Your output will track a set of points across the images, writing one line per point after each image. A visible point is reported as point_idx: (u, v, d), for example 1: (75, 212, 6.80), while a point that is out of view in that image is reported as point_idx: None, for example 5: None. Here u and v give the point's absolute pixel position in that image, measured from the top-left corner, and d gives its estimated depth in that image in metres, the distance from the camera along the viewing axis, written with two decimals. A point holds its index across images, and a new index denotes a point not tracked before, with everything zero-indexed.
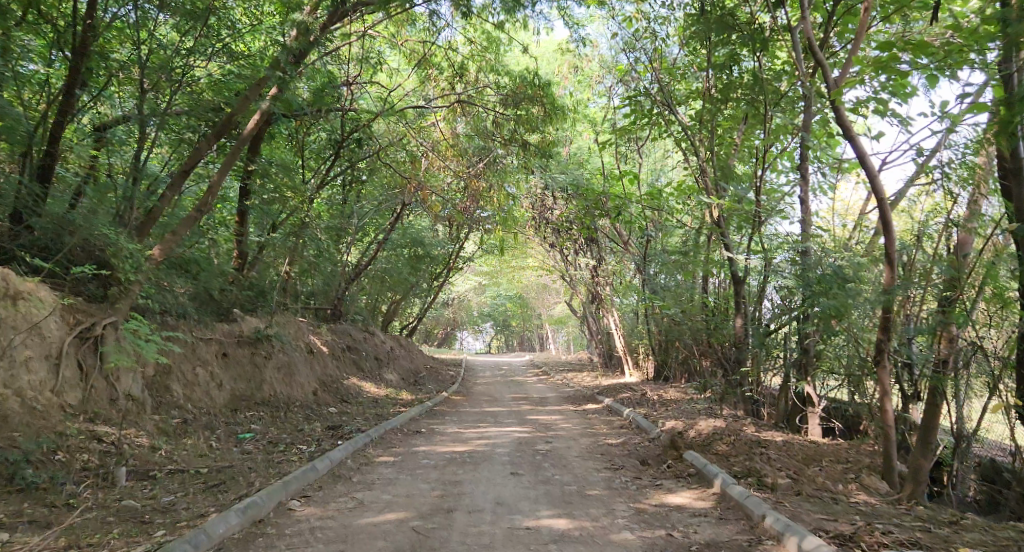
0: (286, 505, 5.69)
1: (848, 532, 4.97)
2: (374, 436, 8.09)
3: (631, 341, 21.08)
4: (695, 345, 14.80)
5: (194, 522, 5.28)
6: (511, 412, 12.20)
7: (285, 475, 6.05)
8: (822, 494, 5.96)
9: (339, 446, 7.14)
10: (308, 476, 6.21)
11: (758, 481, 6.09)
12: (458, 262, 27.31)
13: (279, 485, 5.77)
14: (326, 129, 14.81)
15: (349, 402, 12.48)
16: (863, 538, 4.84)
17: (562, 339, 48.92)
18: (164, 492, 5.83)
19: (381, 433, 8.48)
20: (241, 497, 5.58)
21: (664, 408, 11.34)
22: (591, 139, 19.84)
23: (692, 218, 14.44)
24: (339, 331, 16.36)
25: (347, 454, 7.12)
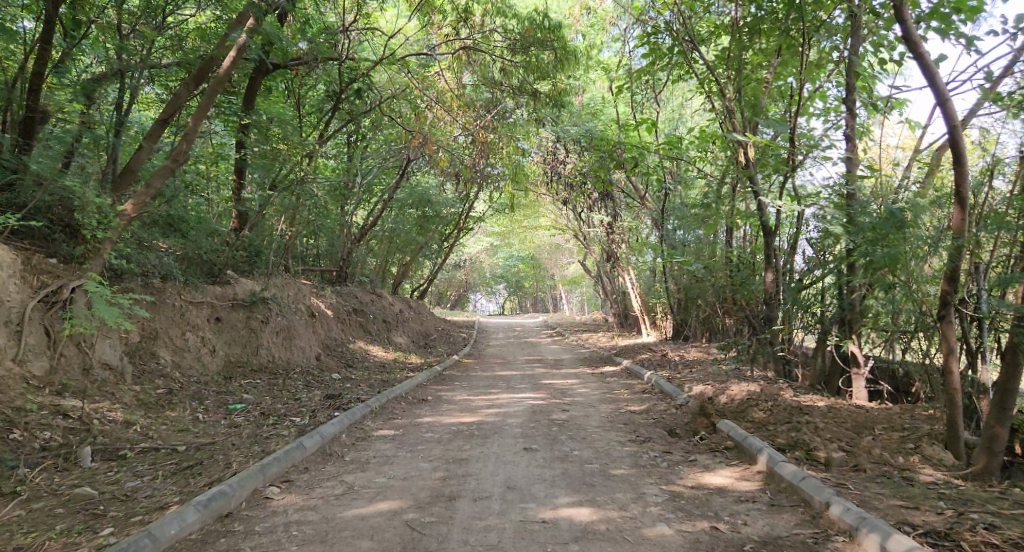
0: (263, 493, 5.04)
1: (941, 528, 4.28)
2: (375, 405, 7.39)
3: (649, 300, 20.34)
4: (718, 303, 14.02)
5: (150, 516, 4.67)
6: (525, 377, 11.53)
7: (264, 456, 5.42)
8: (888, 470, 5.18)
9: (335, 418, 6.48)
10: (293, 455, 5.57)
11: (808, 457, 5.40)
12: (468, 222, 26.54)
13: (257, 469, 5.15)
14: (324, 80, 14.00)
15: (355, 367, 11.83)
16: (963, 537, 4.16)
17: (576, 300, 48.28)
18: (129, 476, 5.24)
19: (382, 403, 7.78)
20: (210, 485, 4.97)
21: (689, 370, 10.60)
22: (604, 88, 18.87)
23: (715, 168, 13.56)
24: (345, 293, 15.68)
25: (342, 428, 6.43)
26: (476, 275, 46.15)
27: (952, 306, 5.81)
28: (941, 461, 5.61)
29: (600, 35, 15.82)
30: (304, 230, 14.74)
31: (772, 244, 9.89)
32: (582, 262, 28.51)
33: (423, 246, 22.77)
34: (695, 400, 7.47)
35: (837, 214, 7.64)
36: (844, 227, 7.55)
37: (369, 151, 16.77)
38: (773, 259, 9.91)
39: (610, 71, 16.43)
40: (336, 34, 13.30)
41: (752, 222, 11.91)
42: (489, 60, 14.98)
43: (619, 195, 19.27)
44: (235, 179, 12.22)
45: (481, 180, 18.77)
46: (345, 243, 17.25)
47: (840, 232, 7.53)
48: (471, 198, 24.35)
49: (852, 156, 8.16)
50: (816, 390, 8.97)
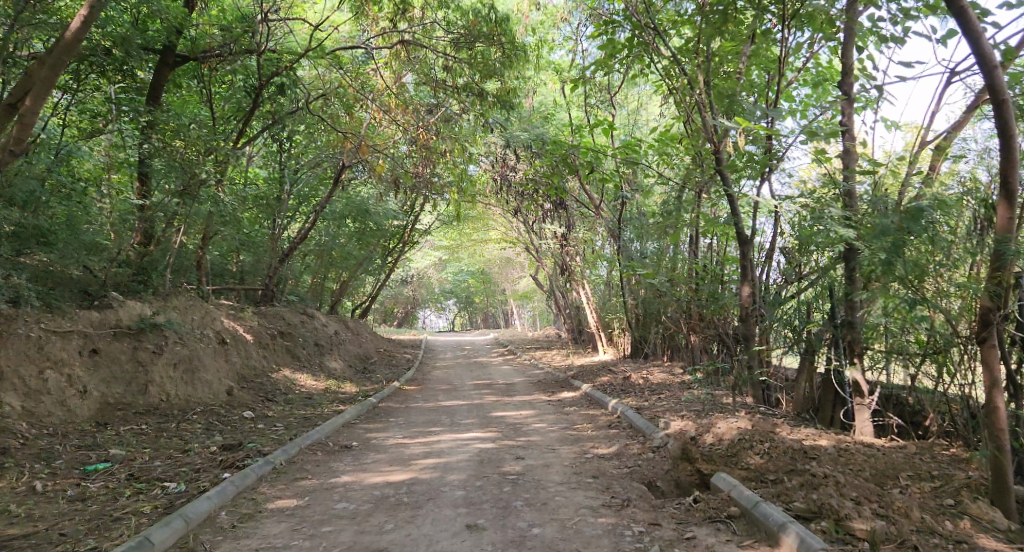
0: None
1: None
2: (278, 460, 6.01)
3: (605, 316, 19.25)
4: (682, 319, 12.94)
5: None
6: (471, 408, 10.20)
7: None
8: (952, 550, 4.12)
9: (215, 489, 5.14)
10: None
11: (846, 535, 4.35)
12: (413, 235, 25.14)
13: None
14: (242, 74, 12.74)
15: (275, 401, 10.32)
16: None
17: (528, 315, 47.15)
18: None
19: (292, 455, 6.38)
20: None
21: (658, 396, 9.41)
22: (554, 88, 17.73)
23: (677, 173, 12.56)
24: (269, 314, 14.13)
25: (218, 504, 5.07)
26: (425, 292, 44.65)
27: (996, 326, 4.65)
28: (994, 524, 4.42)
29: (551, 31, 14.79)
30: (224, 244, 13.21)
31: (747, 252, 8.75)
32: (534, 276, 27.38)
33: (364, 261, 21.29)
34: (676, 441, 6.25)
35: (831, 215, 6.56)
36: (843, 232, 6.46)
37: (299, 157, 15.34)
38: (749, 268, 8.77)
39: (562, 73, 15.38)
40: (256, 25, 11.94)
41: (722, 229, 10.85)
42: (431, 57, 13.79)
43: (573, 204, 18.17)
44: (139, 190, 10.56)
45: (425, 191, 17.48)
46: (274, 258, 15.70)
47: (842, 239, 6.40)
48: (416, 209, 22.99)
49: (848, 149, 7.11)
50: (804, 421, 7.85)
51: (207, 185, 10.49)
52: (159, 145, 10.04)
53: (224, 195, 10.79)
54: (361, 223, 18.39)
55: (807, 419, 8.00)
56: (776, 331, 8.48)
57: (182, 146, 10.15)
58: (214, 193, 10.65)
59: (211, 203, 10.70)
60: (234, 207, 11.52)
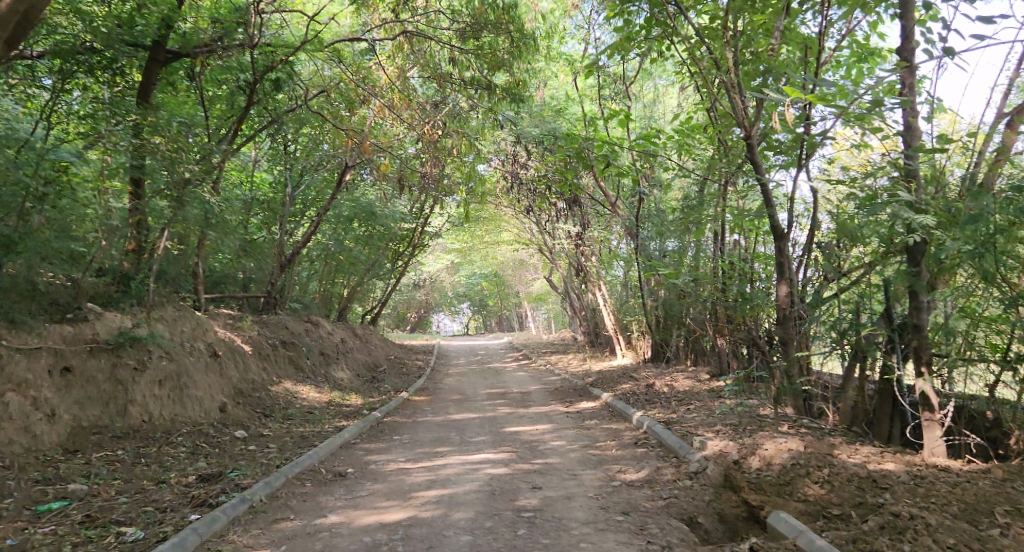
0: None
1: None
2: (248, 499, 5.40)
3: (623, 318, 18.46)
4: (709, 320, 12.16)
5: None
6: (484, 421, 9.58)
7: None
8: None
9: (169, 541, 4.59)
10: None
11: None
12: (423, 238, 24.48)
13: None
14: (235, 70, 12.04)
15: (272, 417, 9.67)
16: None
17: (543, 318, 46.37)
18: None
19: (274, 488, 5.77)
20: None
21: (686, 407, 8.68)
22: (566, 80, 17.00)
23: (699, 166, 11.80)
24: (271, 322, 13.49)
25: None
26: (438, 296, 44.01)
27: None
28: None
29: (561, 21, 14.14)
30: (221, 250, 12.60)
31: (785, 248, 7.98)
32: (548, 278, 26.67)
33: (373, 265, 20.63)
34: (715, 468, 5.63)
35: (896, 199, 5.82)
36: (913, 223, 5.68)
37: (300, 159, 14.73)
38: (787, 266, 8.01)
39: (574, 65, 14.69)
40: (249, 17, 11.29)
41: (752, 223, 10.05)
42: (436, 50, 13.13)
43: (588, 202, 17.43)
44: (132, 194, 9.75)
45: (433, 191, 16.79)
46: (277, 264, 15.09)
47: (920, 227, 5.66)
48: (425, 211, 22.31)
49: (909, 125, 6.39)
50: (854, 434, 7.09)
51: (194, 187, 9.65)
52: (147, 144, 9.21)
53: (212, 195, 9.87)
54: (367, 227, 17.75)
55: (859, 433, 7.24)
56: (817, 334, 7.69)
57: (161, 143, 9.27)
58: (203, 195, 9.79)
59: (198, 205, 9.79)
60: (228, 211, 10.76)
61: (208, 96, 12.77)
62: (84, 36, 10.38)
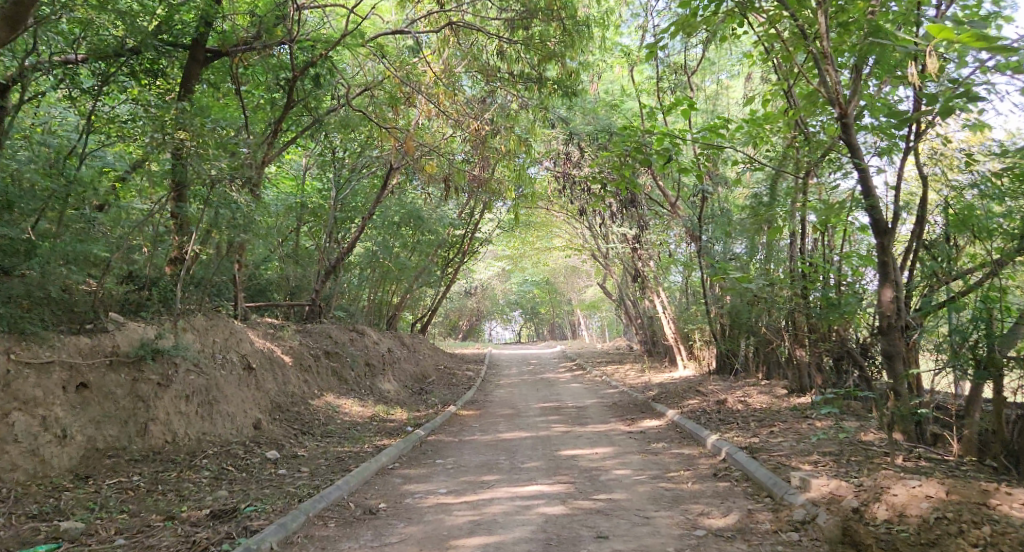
0: None
1: None
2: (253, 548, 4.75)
3: (684, 327, 17.42)
4: (785, 328, 11.10)
5: None
6: (539, 441, 8.78)
7: None
8: None
9: None
10: None
11: None
12: (473, 243, 23.82)
13: None
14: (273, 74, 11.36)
15: (312, 433, 9.00)
16: None
17: (597, 326, 45.30)
18: None
19: (287, 535, 5.12)
20: None
21: (769, 430, 7.72)
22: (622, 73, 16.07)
23: (772, 159, 10.79)
24: (315, 331, 12.92)
25: None
26: (490, 303, 43.38)
27: None
28: None
29: (617, 9, 13.25)
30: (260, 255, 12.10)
31: (892, 245, 7.10)
32: (602, 284, 25.70)
33: (422, 272, 20.04)
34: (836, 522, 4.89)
35: None
36: None
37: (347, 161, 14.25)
38: (894, 266, 7.15)
39: (632, 58, 13.79)
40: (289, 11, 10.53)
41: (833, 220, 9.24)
42: (483, 42, 12.38)
43: (646, 203, 16.49)
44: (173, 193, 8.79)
45: (483, 194, 16.09)
46: (321, 271, 14.56)
47: None
48: (475, 215, 21.63)
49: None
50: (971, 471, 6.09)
51: (220, 186, 8.85)
52: (169, 139, 8.35)
53: (240, 194, 9.18)
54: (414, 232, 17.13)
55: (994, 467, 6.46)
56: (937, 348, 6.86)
57: (187, 137, 8.42)
58: (230, 195, 8.97)
59: (226, 207, 9.05)
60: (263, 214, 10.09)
61: (248, 96, 12.30)
62: (123, 36, 10.02)
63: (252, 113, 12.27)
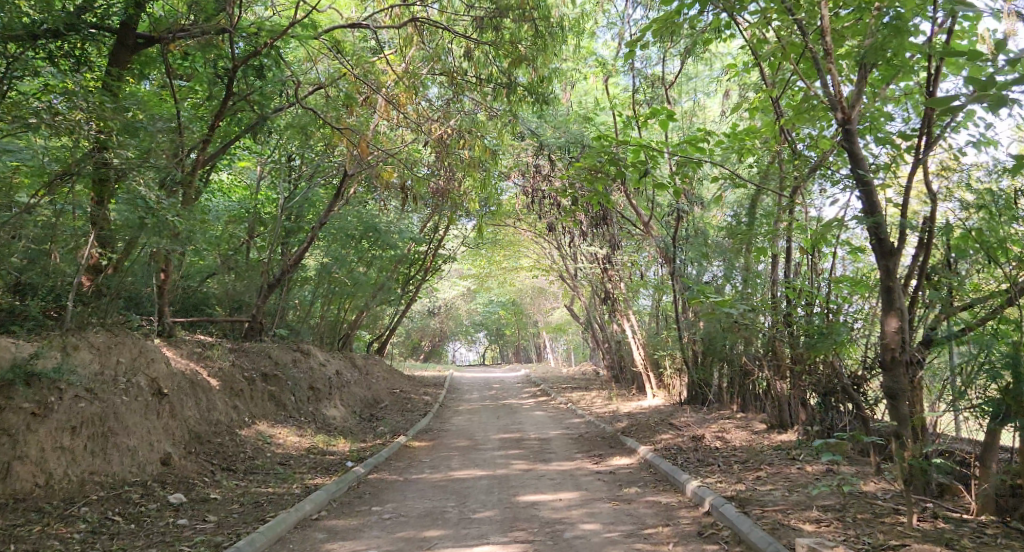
0: None
1: None
2: None
3: (654, 353, 16.54)
4: (766, 357, 10.22)
5: None
6: (496, 483, 7.73)
7: None
8: None
9: None
10: None
11: None
12: (436, 260, 22.78)
13: None
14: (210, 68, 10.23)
15: (235, 470, 7.81)
16: None
17: (562, 349, 44.39)
18: None
19: None
20: None
21: (756, 476, 6.78)
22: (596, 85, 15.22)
23: (757, 175, 9.95)
24: (252, 351, 11.70)
25: None
26: (455, 324, 42.26)
27: None
28: None
29: (594, 16, 12.45)
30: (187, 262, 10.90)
31: (897, 269, 6.17)
32: (570, 306, 24.82)
33: (380, 288, 18.93)
34: None
35: None
36: None
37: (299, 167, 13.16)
38: (899, 292, 6.23)
39: (607, 68, 13.00)
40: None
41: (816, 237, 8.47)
42: (449, 43, 11.43)
43: (617, 221, 15.65)
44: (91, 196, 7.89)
45: (446, 208, 15.10)
46: (265, 285, 13.37)
47: None
48: (438, 231, 20.63)
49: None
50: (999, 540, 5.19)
51: (127, 178, 7.58)
52: (66, 123, 6.97)
53: (150, 191, 7.74)
54: (369, 248, 16.03)
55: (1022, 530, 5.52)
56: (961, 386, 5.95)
57: (87, 122, 7.13)
58: (136, 188, 7.62)
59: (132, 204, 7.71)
60: (189, 220, 8.85)
61: (187, 91, 11.18)
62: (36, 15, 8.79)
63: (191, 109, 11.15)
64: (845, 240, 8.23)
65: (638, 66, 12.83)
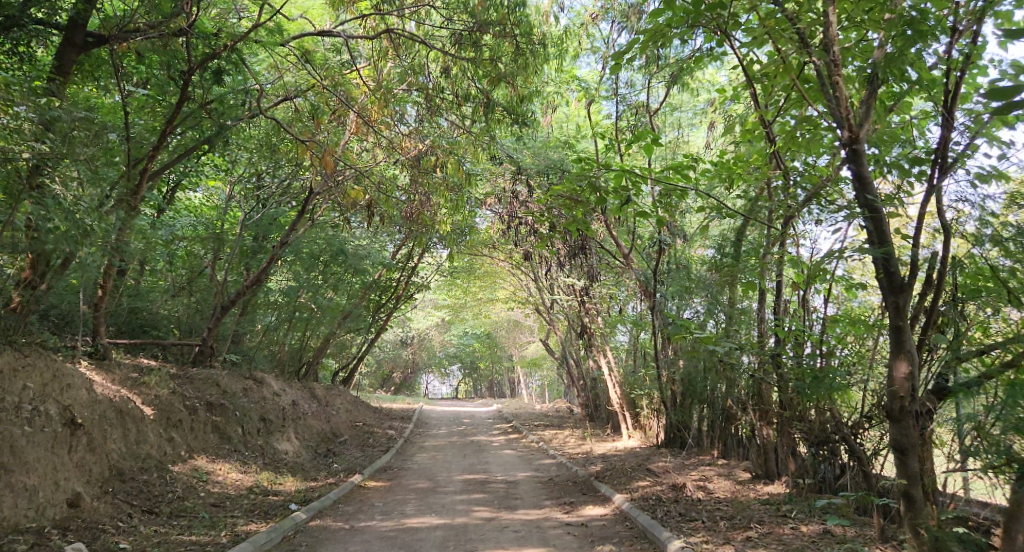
0: None
1: None
2: None
3: (630, 392, 15.80)
4: (751, 400, 9.53)
5: None
6: (454, 534, 6.87)
7: None
8: None
9: None
10: None
11: None
12: (409, 289, 21.98)
13: None
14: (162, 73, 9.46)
15: (158, 513, 6.92)
16: None
17: (536, 385, 43.55)
18: None
19: None
20: None
21: (745, 535, 6.04)
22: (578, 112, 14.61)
23: (745, 205, 9.34)
24: (198, 378, 10.79)
25: None
26: (427, 355, 41.34)
27: None
28: None
29: (580, 38, 11.91)
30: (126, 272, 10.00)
31: (908, 308, 5.41)
32: (545, 341, 24.12)
33: (346, 315, 18.08)
34: None
35: None
36: None
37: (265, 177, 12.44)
38: (909, 334, 5.47)
39: (591, 94, 12.50)
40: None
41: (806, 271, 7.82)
42: (425, 57, 10.76)
43: (596, 253, 15.05)
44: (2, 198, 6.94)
45: (417, 233, 14.38)
46: (218, 307, 12.46)
47: None
48: (411, 258, 19.87)
49: None
50: None
51: (39, 175, 6.71)
52: None
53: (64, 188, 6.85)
54: (336, 272, 15.25)
55: None
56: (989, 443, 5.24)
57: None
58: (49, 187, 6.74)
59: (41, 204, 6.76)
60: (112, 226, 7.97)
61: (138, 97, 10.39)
62: None
63: (141, 113, 10.36)
64: (841, 275, 7.55)
65: (623, 92, 12.34)
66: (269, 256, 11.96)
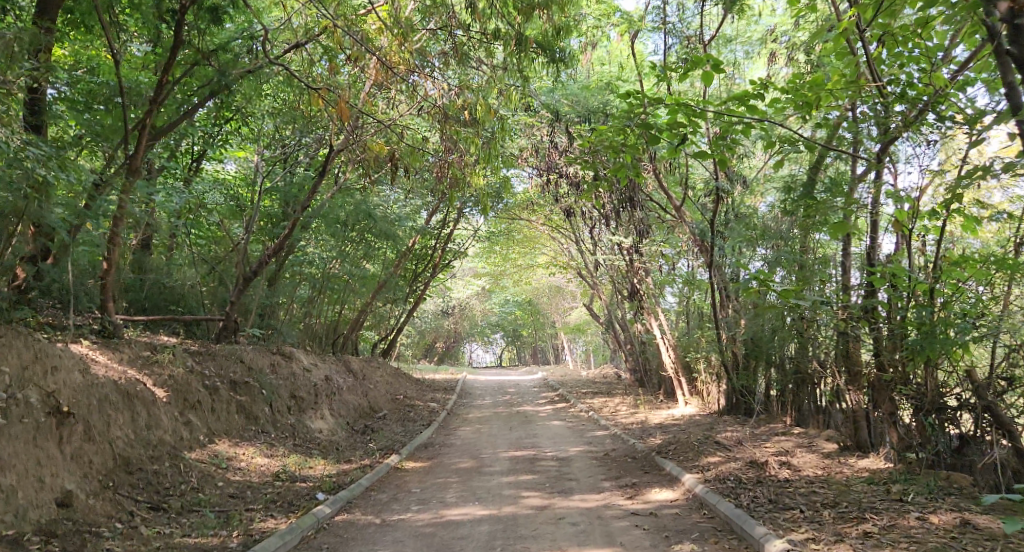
0: None
1: None
2: None
3: (686, 356, 14.66)
4: (835, 361, 8.33)
5: None
6: (500, 528, 5.91)
7: None
8: None
9: None
10: None
11: None
12: (446, 256, 21.09)
13: None
14: (155, 24, 8.49)
15: (162, 510, 6.09)
16: None
17: (581, 351, 42.73)
18: None
19: None
20: None
21: (863, 531, 5.06)
22: (614, 65, 12.79)
23: (825, 135, 8.06)
24: (221, 353, 9.96)
25: None
26: (469, 325, 40.73)
27: None
28: None
29: None
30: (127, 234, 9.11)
31: None
32: (589, 305, 23.09)
33: (381, 284, 17.23)
34: None
35: None
36: None
37: (293, 127, 11.72)
38: None
39: (635, 24, 11.14)
40: None
41: (904, 209, 6.70)
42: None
43: (643, 205, 13.81)
44: None
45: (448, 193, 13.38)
46: (239, 278, 11.60)
47: None
48: (445, 223, 18.93)
49: None
50: None
51: None
52: None
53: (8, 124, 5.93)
54: (365, 237, 14.29)
55: None
56: None
57: None
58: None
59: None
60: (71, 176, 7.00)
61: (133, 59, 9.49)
62: None
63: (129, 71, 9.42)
64: (970, 199, 6.49)
65: (672, 22, 11.20)
66: (292, 220, 11.07)
